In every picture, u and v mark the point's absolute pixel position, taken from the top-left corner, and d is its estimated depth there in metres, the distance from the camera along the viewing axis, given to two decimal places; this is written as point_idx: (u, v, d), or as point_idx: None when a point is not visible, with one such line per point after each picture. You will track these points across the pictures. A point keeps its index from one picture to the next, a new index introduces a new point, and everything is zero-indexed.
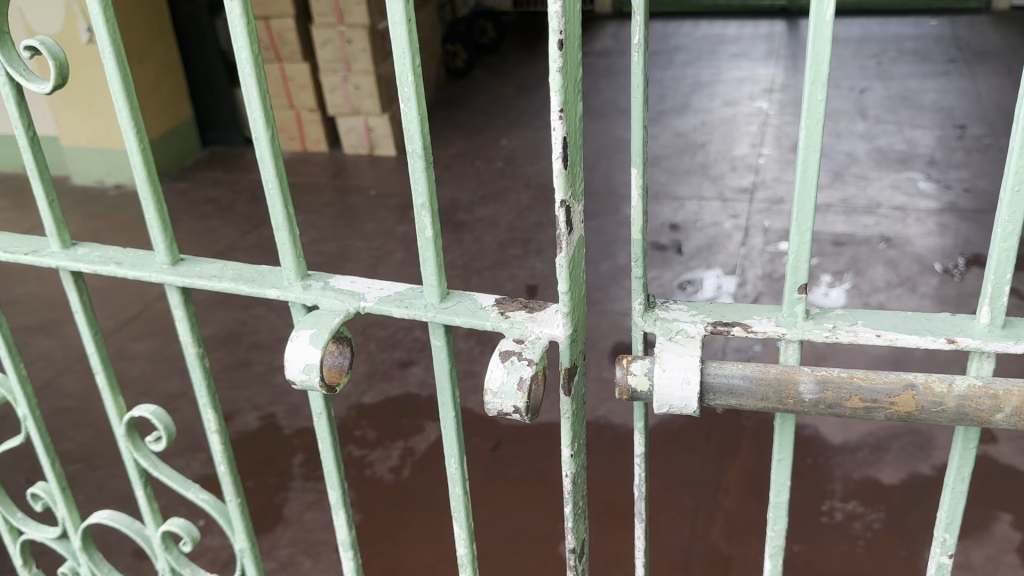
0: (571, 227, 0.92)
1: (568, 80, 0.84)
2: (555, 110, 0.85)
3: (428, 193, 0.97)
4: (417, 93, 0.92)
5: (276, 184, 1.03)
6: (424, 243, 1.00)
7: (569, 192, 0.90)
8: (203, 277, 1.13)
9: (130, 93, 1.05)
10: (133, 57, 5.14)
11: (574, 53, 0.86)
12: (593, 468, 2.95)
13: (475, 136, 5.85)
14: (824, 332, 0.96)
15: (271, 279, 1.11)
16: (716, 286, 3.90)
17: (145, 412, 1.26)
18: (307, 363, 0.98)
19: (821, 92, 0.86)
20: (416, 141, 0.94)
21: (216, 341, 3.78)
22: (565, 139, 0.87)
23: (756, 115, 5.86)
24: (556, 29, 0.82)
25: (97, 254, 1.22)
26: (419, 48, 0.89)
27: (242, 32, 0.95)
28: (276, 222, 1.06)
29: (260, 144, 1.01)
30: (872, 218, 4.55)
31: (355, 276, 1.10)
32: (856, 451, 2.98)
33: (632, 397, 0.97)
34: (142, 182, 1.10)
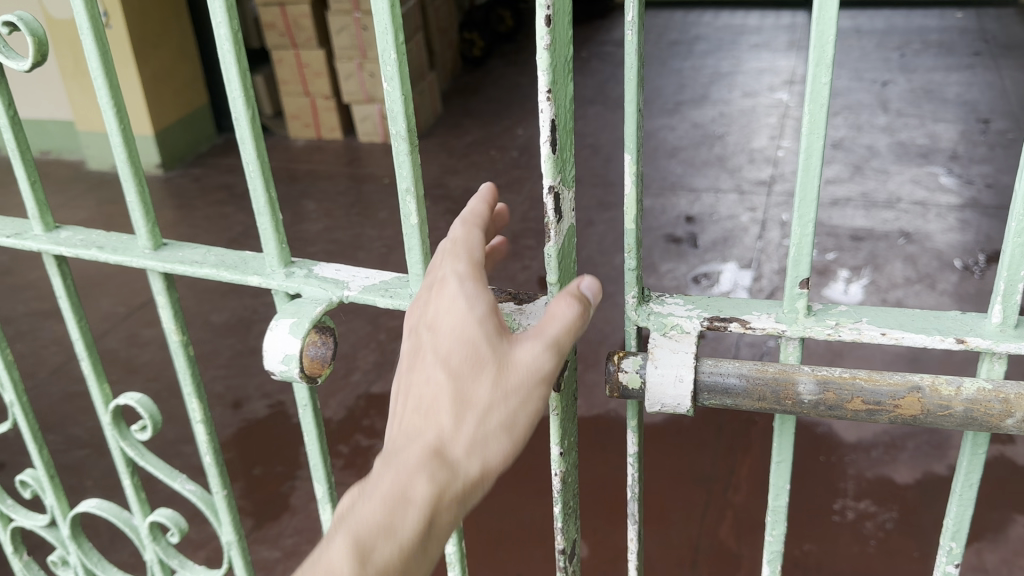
0: (560, 217, 0.90)
1: (554, 56, 0.81)
2: (542, 91, 0.82)
3: (413, 177, 0.94)
4: (401, 72, 0.89)
5: (257, 168, 1.00)
6: (410, 231, 0.98)
7: (559, 179, 0.87)
8: (188, 264, 1.11)
9: (110, 71, 1.02)
10: (149, 43, 5.13)
11: (562, 30, 0.82)
12: (602, 461, 2.91)
13: (490, 125, 5.79)
14: (826, 329, 0.92)
15: (254, 265, 1.09)
16: (733, 281, 3.83)
17: (129, 401, 1.23)
18: (286, 353, 0.96)
19: (825, 75, 0.81)
20: (399, 124, 0.91)
21: (225, 329, 3.77)
22: (553, 122, 0.84)
23: (777, 107, 5.76)
24: (543, 4, 0.78)
25: (79, 237, 1.19)
26: (401, 24, 0.86)
27: (221, 8, 0.91)
28: (258, 207, 1.03)
29: (241, 125, 0.98)
30: (892, 213, 4.46)
31: (340, 264, 1.07)
32: (870, 450, 2.92)
33: (624, 394, 0.95)
34: (122, 163, 1.07)
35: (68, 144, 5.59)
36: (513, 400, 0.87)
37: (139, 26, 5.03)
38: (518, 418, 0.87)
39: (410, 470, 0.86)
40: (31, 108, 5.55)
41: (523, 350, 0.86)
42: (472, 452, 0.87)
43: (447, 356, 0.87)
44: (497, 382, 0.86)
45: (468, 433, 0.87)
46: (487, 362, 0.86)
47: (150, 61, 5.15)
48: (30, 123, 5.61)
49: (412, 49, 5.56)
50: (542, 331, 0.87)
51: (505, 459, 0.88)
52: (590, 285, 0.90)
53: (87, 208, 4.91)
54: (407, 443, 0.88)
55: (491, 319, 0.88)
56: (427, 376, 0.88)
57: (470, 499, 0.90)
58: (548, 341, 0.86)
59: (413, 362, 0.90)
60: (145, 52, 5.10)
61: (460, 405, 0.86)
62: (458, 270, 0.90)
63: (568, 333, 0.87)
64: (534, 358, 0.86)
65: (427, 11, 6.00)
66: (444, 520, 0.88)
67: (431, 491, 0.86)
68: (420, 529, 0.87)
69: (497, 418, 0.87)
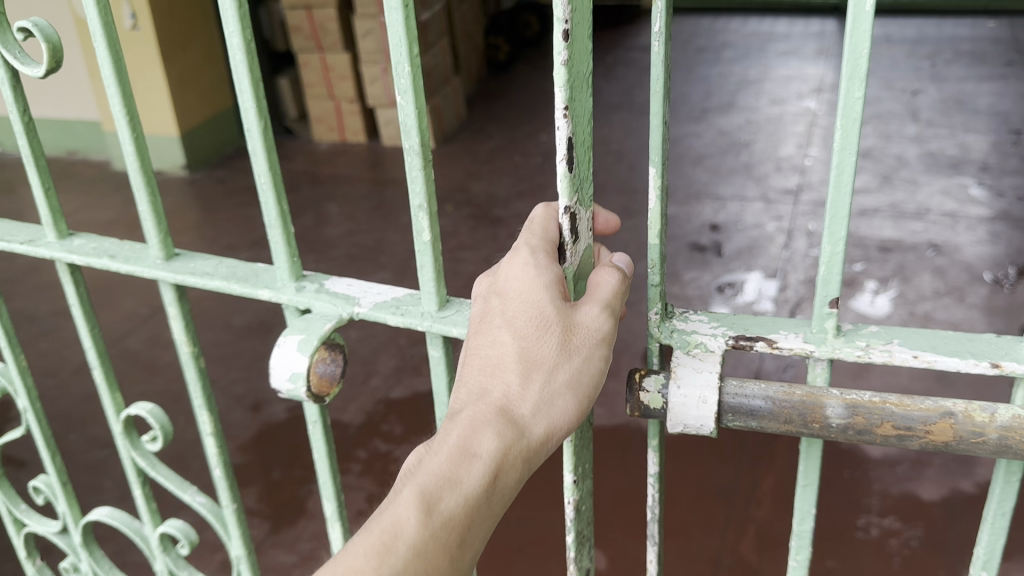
0: (576, 236, 0.98)
1: (573, 74, 0.87)
2: (561, 107, 0.88)
3: (425, 193, 0.96)
4: (415, 84, 0.91)
5: (269, 179, 1.04)
6: (422, 249, 1.00)
7: (575, 198, 0.95)
8: (201, 275, 1.15)
9: (123, 80, 1.05)
10: (176, 45, 5.16)
11: (579, 48, 0.87)
12: (622, 472, 2.88)
13: (514, 130, 5.78)
14: (856, 351, 0.89)
15: (264, 279, 1.14)
16: (757, 290, 3.78)
17: (140, 410, 1.24)
18: (292, 372, 1.03)
19: (859, 89, 0.79)
20: (413, 136, 0.93)
21: (246, 331, 3.78)
22: (571, 138, 0.90)
23: (804, 115, 5.69)
24: (561, 18, 0.83)
25: (91, 246, 1.23)
26: (415, 35, 0.88)
27: (234, 17, 0.95)
28: (269, 219, 1.07)
29: (252, 136, 1.02)
30: (920, 224, 4.39)
31: (350, 279, 1.12)
32: (896, 465, 2.87)
33: (645, 414, 0.93)
34: (134, 172, 1.10)
35: (94, 144, 5.65)
36: (577, 360, 0.93)
37: (167, 28, 5.07)
38: (581, 378, 0.93)
39: (479, 424, 0.90)
40: (59, 109, 5.61)
41: (584, 313, 0.94)
42: (538, 410, 0.92)
43: (515, 319, 0.93)
44: (563, 342, 0.92)
45: (534, 392, 0.92)
46: (553, 320, 0.92)
47: (177, 63, 5.19)
48: (58, 123, 5.67)
49: (438, 54, 5.58)
50: (598, 295, 0.95)
51: (568, 421, 0.93)
52: (623, 261, 1.01)
53: (113, 208, 4.96)
54: (474, 400, 0.92)
55: (557, 285, 0.94)
56: (495, 337, 0.94)
57: (532, 463, 0.93)
58: (602, 304, 0.95)
59: (479, 327, 0.96)
60: (172, 54, 5.14)
61: (527, 365, 0.92)
62: (525, 241, 0.97)
63: (617, 298, 0.96)
64: (595, 320, 0.94)
65: (453, 16, 6.00)
66: (507, 480, 0.91)
67: (499, 444, 0.89)
68: (485, 485, 0.88)
69: (562, 377, 0.92)
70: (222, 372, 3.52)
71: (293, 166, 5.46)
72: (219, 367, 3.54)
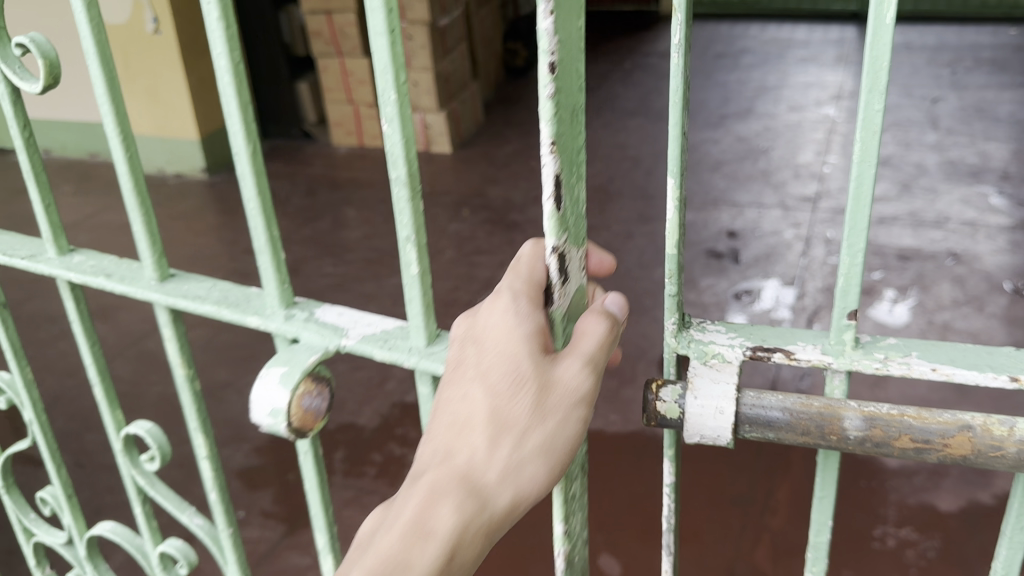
0: (565, 278, 0.96)
1: (561, 107, 0.87)
2: (546, 141, 0.88)
3: (413, 225, 0.99)
4: (402, 115, 0.93)
5: (257, 204, 1.07)
6: (410, 280, 1.02)
7: (563, 237, 0.94)
8: (192, 297, 1.20)
9: (117, 101, 1.10)
10: (197, 48, 5.21)
11: (568, 82, 0.87)
12: (636, 480, 2.89)
13: (531, 135, 5.79)
14: (874, 363, 0.89)
15: (254, 305, 1.18)
16: (774, 298, 3.77)
17: (139, 430, 1.27)
18: (274, 406, 1.05)
19: (879, 101, 0.79)
20: (400, 168, 0.96)
21: (263, 334, 3.81)
22: (558, 175, 0.90)
23: (823, 122, 5.67)
24: (547, 51, 0.83)
25: (89, 264, 1.30)
26: (403, 63, 0.90)
27: (222, 40, 0.97)
28: (259, 245, 1.10)
29: (241, 159, 1.04)
30: (940, 233, 4.36)
31: (340, 310, 1.15)
32: (913, 476, 2.85)
33: (662, 423, 0.93)
34: (128, 192, 1.15)
35: None
36: (550, 422, 0.90)
37: (188, 31, 5.11)
38: (552, 441, 0.90)
39: (440, 495, 0.87)
40: (82, 112, 5.67)
41: (560, 371, 0.90)
42: (504, 478, 0.89)
43: (488, 375, 0.90)
44: (536, 403, 0.89)
45: (502, 458, 0.89)
46: (528, 379, 0.89)
47: (198, 66, 5.23)
48: (79, 125, 5.73)
49: (456, 60, 5.62)
50: (579, 350, 0.91)
51: (536, 490, 0.90)
52: (615, 305, 0.96)
53: None
54: (439, 463, 0.90)
55: (534, 340, 0.91)
56: (466, 393, 0.91)
57: (496, 533, 0.90)
58: (583, 360, 0.91)
59: (452, 378, 0.94)
60: (193, 57, 5.18)
61: (497, 428, 0.89)
62: (509, 286, 0.94)
63: (601, 351, 0.92)
64: (572, 379, 0.90)
65: (472, 21, 6.03)
66: (467, 554, 0.88)
67: (458, 519, 0.87)
68: (440, 563, 0.86)
69: (533, 441, 0.89)
70: (239, 374, 3.55)
71: (311, 169, 5.50)
72: (236, 368, 3.57)
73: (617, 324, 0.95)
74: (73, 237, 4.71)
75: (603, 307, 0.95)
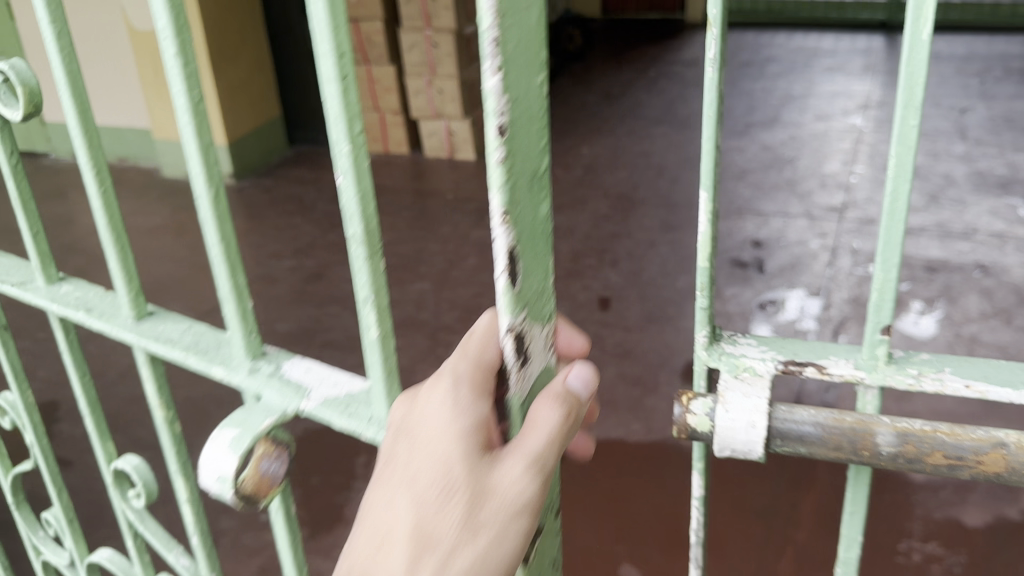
0: (523, 359, 0.85)
1: (514, 173, 0.76)
2: (497, 212, 0.77)
3: (372, 287, 0.89)
4: (358, 168, 0.83)
5: (221, 252, 0.99)
6: (371, 343, 0.93)
7: (520, 315, 0.82)
8: (164, 339, 1.16)
9: (91, 135, 1.06)
10: (226, 54, 5.28)
11: (523, 145, 0.76)
12: (658, 490, 2.89)
13: (556, 143, 5.80)
14: (907, 379, 0.89)
15: (222, 355, 1.12)
16: (799, 308, 3.75)
17: (126, 465, 1.28)
18: (220, 473, 0.95)
19: (914, 117, 0.79)
20: (355, 224, 0.85)
21: (289, 338, 3.84)
22: (513, 247, 0.79)
23: (849, 132, 5.63)
24: (496, 110, 0.72)
25: (74, 295, 1.29)
26: (358, 111, 0.80)
27: (179, 74, 0.90)
28: (222, 292, 1.02)
29: (203, 205, 0.97)
30: (967, 244, 4.32)
31: (309, 365, 1.07)
32: (939, 490, 2.82)
33: (692, 436, 0.93)
34: (103, 229, 1.12)
35: (144, 150, 5.79)
36: (484, 535, 0.78)
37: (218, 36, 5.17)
38: (485, 561, 0.78)
39: None
40: (112, 116, 5.75)
41: (500, 472, 0.79)
42: None
43: (417, 479, 0.80)
44: (467, 512, 0.78)
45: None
46: (459, 487, 0.78)
47: (227, 71, 5.29)
48: (110, 130, 5.82)
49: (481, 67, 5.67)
50: (524, 448, 0.80)
51: None
52: (578, 385, 0.84)
53: (161, 214, 5.08)
54: None
55: (471, 437, 0.80)
56: (392, 498, 0.80)
57: None
58: (528, 460, 0.79)
59: (382, 477, 0.83)
60: (222, 61, 5.24)
61: (420, 542, 0.77)
62: (453, 369, 0.84)
63: (552, 448, 0.80)
64: (512, 483, 0.79)
65: None
66: None
67: None
68: None
69: (461, 558, 0.77)
70: None
71: (337, 175, 5.54)
72: None
73: (578, 413, 0.83)
74: (102, 240, 4.78)
75: (563, 388, 0.83)
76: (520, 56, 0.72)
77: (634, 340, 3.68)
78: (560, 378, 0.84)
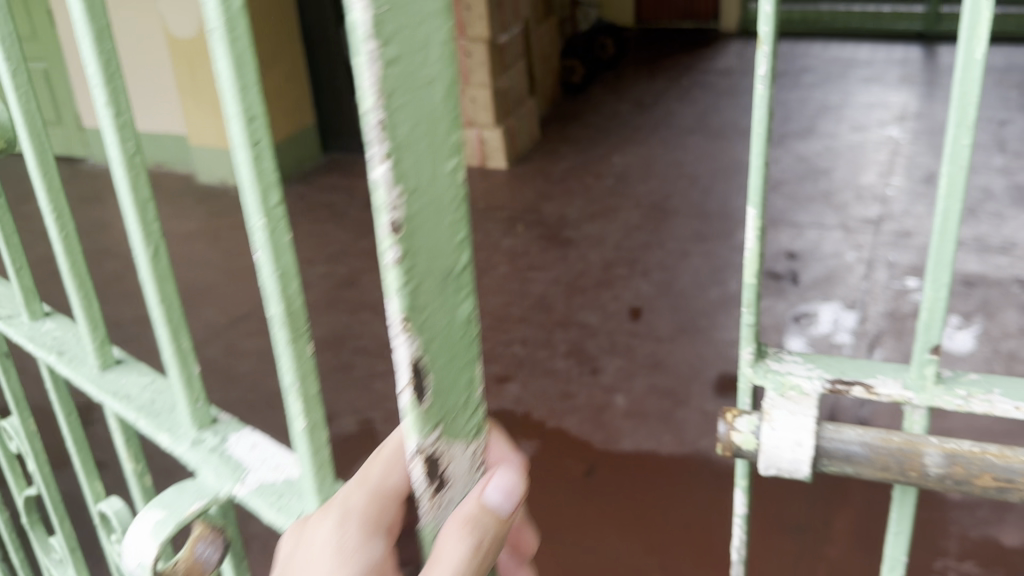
0: (442, 483, 0.70)
1: (415, 273, 0.60)
2: (397, 319, 0.62)
3: (297, 370, 0.83)
4: (273, 245, 0.75)
5: (162, 312, 0.98)
6: (298, 433, 0.86)
7: (434, 436, 0.67)
8: (121, 396, 1.19)
9: (52, 179, 1.11)
10: (264, 63, 5.35)
11: (427, 241, 0.61)
12: (689, 504, 2.87)
13: (588, 152, 5.80)
14: (956, 400, 0.88)
15: (169, 422, 1.13)
16: (833, 321, 3.71)
17: (108, 509, 1.22)
18: (140, 560, 0.90)
19: (967, 137, 0.78)
20: (275, 305, 0.78)
21: (320, 344, 3.87)
22: (420, 361, 0.64)
23: (886, 143, 5.57)
24: (385, 202, 0.57)
25: (54, 335, 1.36)
26: (271, 179, 0.72)
27: (112, 127, 0.87)
28: (167, 358, 1.02)
29: (143, 264, 0.95)
30: (1007, 259, 4.25)
31: (252, 445, 1.08)
32: (976, 509, 2.77)
33: (736, 453, 0.92)
34: (65, 273, 1.14)
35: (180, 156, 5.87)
36: None
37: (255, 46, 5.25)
38: None
39: None
40: (150, 122, 5.85)
41: None
42: None
43: None
44: None
45: None
46: None
47: (263, 79, 5.36)
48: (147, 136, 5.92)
49: (515, 76, 5.69)
50: None
51: None
52: (498, 504, 0.72)
53: (197, 219, 5.15)
54: None
55: None
56: None
57: None
58: None
59: None
60: (259, 70, 5.31)
61: None
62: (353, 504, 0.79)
63: None
64: None
65: (531, 37, 6.08)
66: None
67: None
68: None
69: None
70: None
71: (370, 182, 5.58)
72: None
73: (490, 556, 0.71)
74: None
75: (478, 504, 0.71)
76: (420, 138, 0.57)
77: (664, 351, 3.66)
78: (477, 491, 0.72)
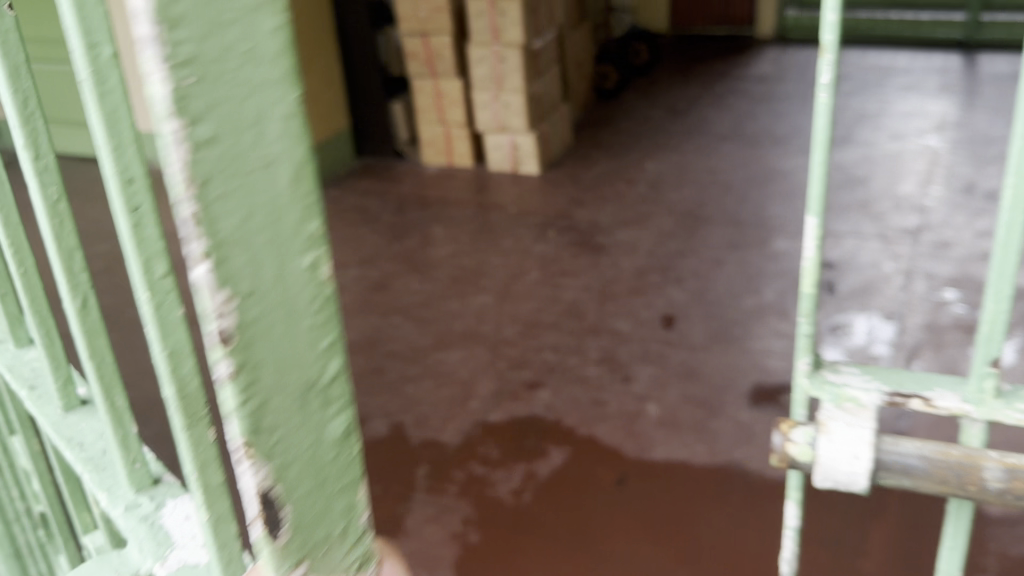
0: None
1: (222, 253, 0.66)
2: (207, 293, 0.67)
3: (193, 461, 0.82)
4: (157, 318, 0.78)
5: (95, 366, 1.09)
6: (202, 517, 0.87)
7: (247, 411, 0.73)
8: (76, 444, 1.29)
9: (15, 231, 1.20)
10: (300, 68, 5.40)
11: (232, 226, 0.67)
12: (721, 515, 2.84)
13: (621, 158, 5.77)
14: (1017, 414, 0.86)
15: (111, 480, 1.22)
16: (870, 333, 3.66)
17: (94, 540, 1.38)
18: None
19: None
20: (168, 386, 0.80)
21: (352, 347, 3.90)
22: (230, 334, 0.69)
23: (925, 152, 5.49)
24: (181, 179, 0.63)
25: (27, 368, 1.46)
26: (159, 241, 0.77)
27: (44, 193, 1.00)
28: (103, 415, 1.12)
29: (74, 315, 1.06)
30: None
31: (184, 515, 1.15)
32: (1017, 526, 2.70)
33: (792, 465, 0.91)
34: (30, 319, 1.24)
35: None
36: None
37: None
38: None
39: None
40: None
41: None
42: None
43: None
44: None
45: None
46: None
47: None
48: None
49: (548, 82, 5.69)
50: None
51: None
52: None
53: None
54: None
55: None
56: None
57: None
58: None
59: None
60: None
61: None
62: None
63: None
64: None
65: (565, 43, 6.08)
66: None
67: None
68: None
69: None
70: None
71: (403, 187, 5.60)
72: None
73: None
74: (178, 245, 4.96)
75: None
76: (227, 130, 0.64)
77: (698, 360, 3.63)
78: None
